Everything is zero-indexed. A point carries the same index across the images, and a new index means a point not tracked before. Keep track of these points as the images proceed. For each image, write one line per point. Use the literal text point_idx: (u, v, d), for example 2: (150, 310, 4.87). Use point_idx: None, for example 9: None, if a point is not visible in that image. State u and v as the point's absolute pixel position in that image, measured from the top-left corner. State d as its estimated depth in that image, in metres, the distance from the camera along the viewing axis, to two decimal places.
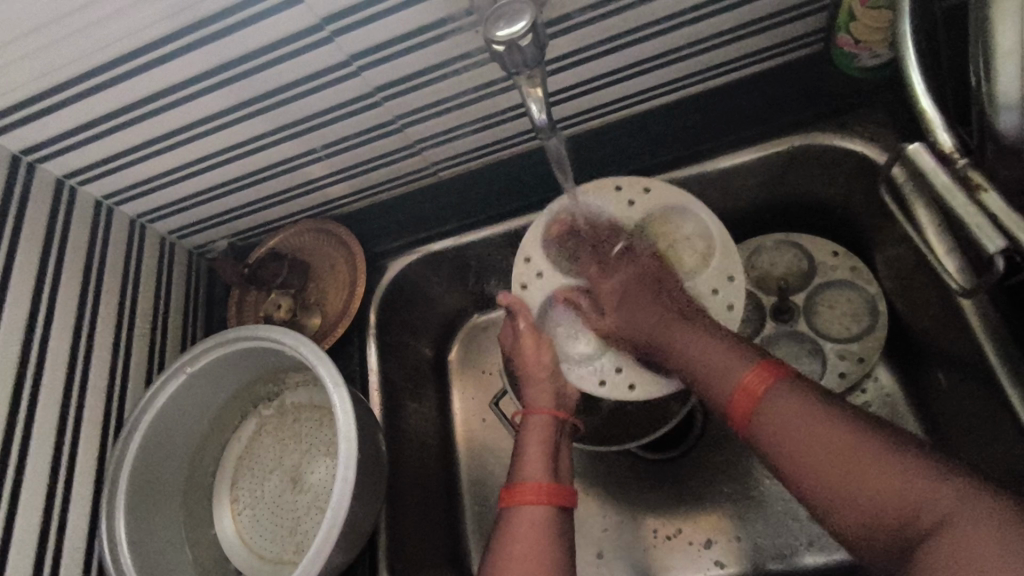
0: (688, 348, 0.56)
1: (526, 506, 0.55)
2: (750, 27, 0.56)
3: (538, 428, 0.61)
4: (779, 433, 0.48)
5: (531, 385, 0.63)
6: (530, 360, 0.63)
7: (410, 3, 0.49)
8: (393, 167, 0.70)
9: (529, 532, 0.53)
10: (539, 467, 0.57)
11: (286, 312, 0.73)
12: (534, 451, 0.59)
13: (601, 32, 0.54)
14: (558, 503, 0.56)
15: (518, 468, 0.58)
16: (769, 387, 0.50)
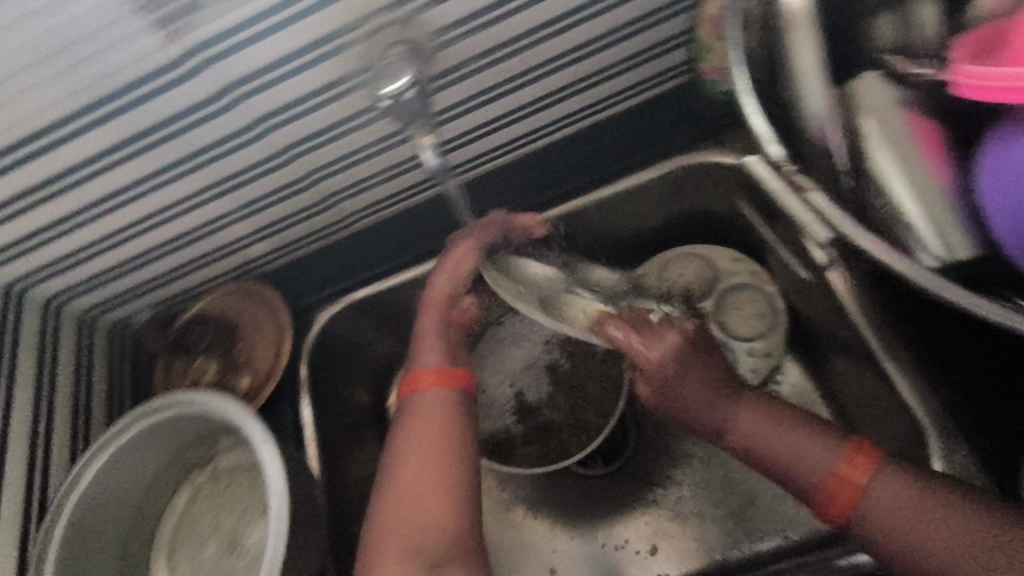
0: (764, 432, 0.51)
1: (424, 395, 0.54)
2: (624, 64, 0.62)
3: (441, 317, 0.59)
4: (893, 525, 0.44)
5: (436, 281, 0.61)
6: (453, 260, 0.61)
7: (302, 69, 0.53)
8: (310, 222, 0.72)
9: (430, 414, 0.53)
10: (438, 356, 0.56)
11: (214, 375, 0.73)
12: (438, 338, 0.58)
13: (487, 80, 0.58)
14: (456, 384, 0.55)
15: (425, 357, 0.57)
16: (867, 479, 0.46)
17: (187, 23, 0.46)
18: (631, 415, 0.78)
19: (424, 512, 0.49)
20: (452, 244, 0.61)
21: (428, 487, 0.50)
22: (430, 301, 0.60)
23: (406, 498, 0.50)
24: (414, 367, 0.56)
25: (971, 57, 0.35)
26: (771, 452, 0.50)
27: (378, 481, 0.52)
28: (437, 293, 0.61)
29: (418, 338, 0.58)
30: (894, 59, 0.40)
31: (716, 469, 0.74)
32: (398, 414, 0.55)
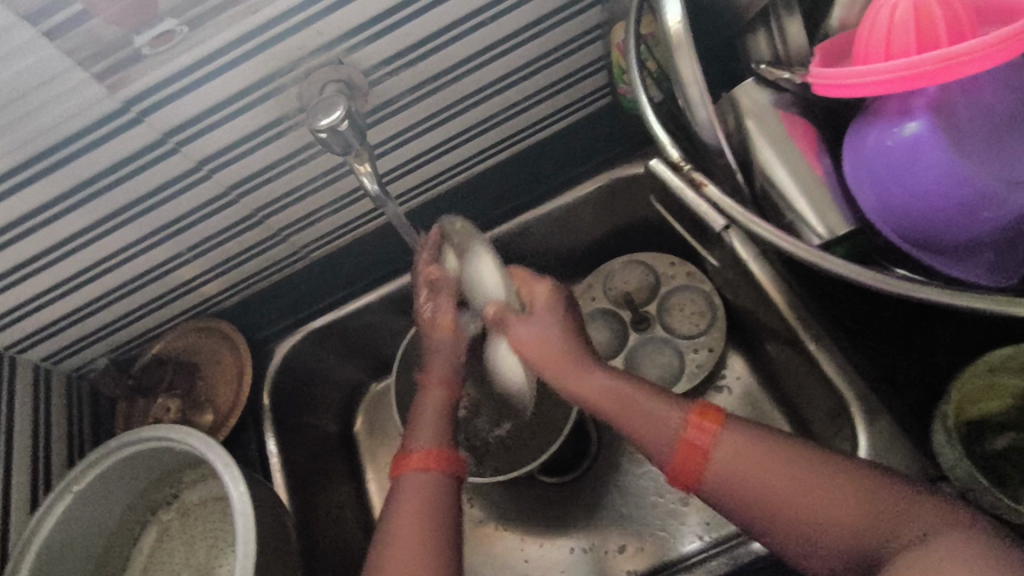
0: (617, 400, 0.52)
1: (417, 486, 0.51)
2: (550, 88, 0.67)
3: (440, 390, 0.59)
4: (737, 477, 0.46)
5: (436, 353, 0.61)
6: (449, 316, 0.62)
7: (244, 111, 0.56)
8: (264, 257, 0.74)
9: (420, 500, 0.50)
10: (431, 434, 0.54)
11: (176, 414, 0.74)
12: (440, 415, 0.56)
13: (424, 110, 0.63)
14: (448, 467, 0.52)
15: (423, 439, 0.54)
16: (715, 437, 0.48)
17: (129, 72, 0.49)
18: (589, 419, 0.80)
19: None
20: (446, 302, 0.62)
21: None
22: (432, 373, 0.60)
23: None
24: (408, 450, 0.53)
25: (820, 65, 0.41)
26: (620, 418, 0.51)
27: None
28: (438, 363, 0.60)
29: (419, 408, 0.57)
30: (766, 66, 0.45)
31: None
32: (389, 506, 0.51)
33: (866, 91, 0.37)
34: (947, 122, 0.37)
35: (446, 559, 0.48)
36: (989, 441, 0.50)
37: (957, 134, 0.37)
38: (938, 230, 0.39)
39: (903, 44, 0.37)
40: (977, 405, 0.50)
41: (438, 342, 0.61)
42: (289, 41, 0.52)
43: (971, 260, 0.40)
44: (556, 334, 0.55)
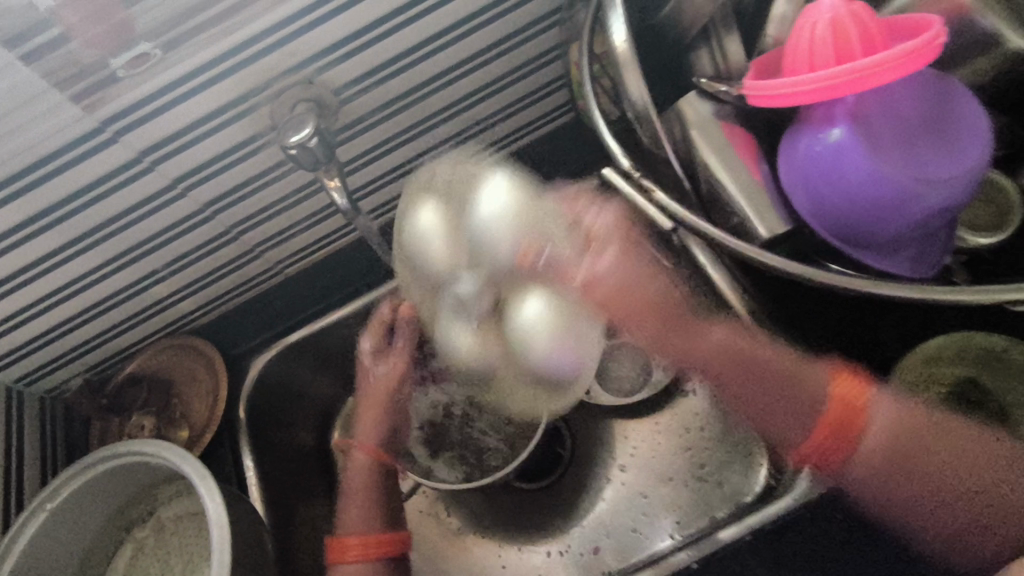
0: (770, 369, 0.55)
1: (354, 564, 0.62)
2: (513, 106, 0.71)
3: (372, 465, 0.69)
4: (886, 451, 0.52)
5: (362, 432, 0.71)
6: (380, 390, 0.73)
7: (218, 129, 0.58)
8: (238, 274, 0.76)
9: None
10: (361, 518, 0.65)
11: (151, 431, 0.75)
12: (373, 491, 0.67)
13: (391, 129, 0.66)
14: (382, 549, 0.63)
15: (357, 518, 0.65)
16: (868, 408, 0.51)
17: (104, 94, 0.51)
18: (563, 424, 0.82)
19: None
20: (392, 367, 0.73)
21: None
22: (362, 450, 0.70)
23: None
24: (342, 532, 0.64)
25: (753, 79, 0.44)
26: (779, 389, 0.54)
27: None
28: (369, 437, 0.71)
29: (348, 489, 0.68)
30: (706, 79, 0.47)
31: (647, 465, 0.79)
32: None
33: (793, 101, 0.41)
34: (865, 127, 0.41)
35: None
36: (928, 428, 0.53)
37: (874, 138, 0.41)
38: (864, 227, 0.43)
39: (824, 58, 0.41)
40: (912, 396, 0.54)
41: (371, 415, 0.72)
42: (259, 63, 0.54)
43: (894, 255, 0.44)
44: (654, 296, 0.57)
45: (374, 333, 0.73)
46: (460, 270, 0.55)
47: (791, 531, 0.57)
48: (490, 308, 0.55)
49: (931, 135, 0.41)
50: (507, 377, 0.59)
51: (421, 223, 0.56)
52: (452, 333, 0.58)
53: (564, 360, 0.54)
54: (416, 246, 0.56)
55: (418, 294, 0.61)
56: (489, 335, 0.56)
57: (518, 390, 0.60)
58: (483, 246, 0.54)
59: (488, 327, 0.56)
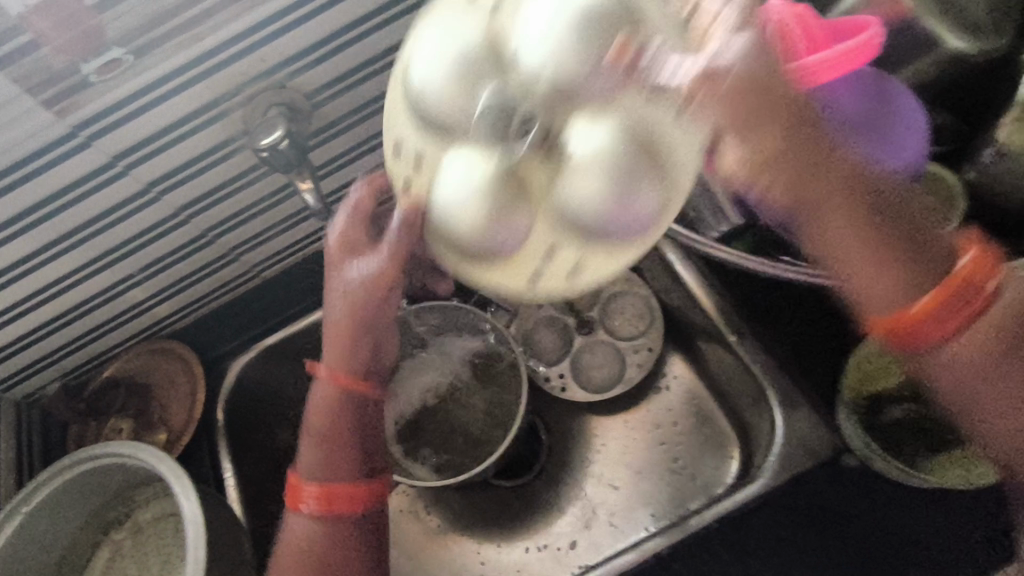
0: (885, 214, 0.39)
1: (315, 523, 0.52)
2: None
3: (343, 403, 0.52)
4: (1003, 332, 0.38)
5: (330, 354, 0.51)
6: (356, 295, 0.49)
7: (192, 133, 0.59)
8: (215, 277, 0.76)
9: (303, 543, 0.52)
10: (317, 466, 0.53)
11: (129, 435, 0.75)
12: (340, 439, 0.52)
13: (364, 132, 0.67)
14: (339, 509, 0.52)
15: (322, 469, 0.53)
16: (992, 276, 0.38)
17: (76, 99, 0.52)
18: (539, 423, 0.83)
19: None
20: (366, 260, 0.48)
21: None
22: (329, 381, 0.52)
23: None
24: (302, 483, 0.53)
25: None
26: (882, 239, 0.38)
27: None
28: (337, 367, 0.52)
29: (309, 433, 0.53)
30: None
31: (623, 460, 0.80)
32: (281, 539, 0.54)
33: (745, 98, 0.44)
34: None
35: None
36: (886, 415, 0.53)
37: None
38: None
39: None
40: (871, 384, 0.54)
41: (335, 332, 0.50)
42: (231, 68, 0.55)
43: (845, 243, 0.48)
44: (794, 91, 0.37)
45: (348, 213, 0.50)
46: (477, 101, 0.40)
47: (755, 518, 0.55)
48: (532, 135, 0.40)
49: (876, 132, 0.44)
50: (537, 238, 0.41)
51: (420, 72, 0.40)
52: (441, 180, 0.41)
53: (635, 211, 0.38)
54: (419, 97, 0.40)
55: (404, 156, 0.43)
56: (510, 184, 0.40)
57: (536, 269, 0.41)
58: (529, 51, 0.38)
59: (513, 172, 0.40)
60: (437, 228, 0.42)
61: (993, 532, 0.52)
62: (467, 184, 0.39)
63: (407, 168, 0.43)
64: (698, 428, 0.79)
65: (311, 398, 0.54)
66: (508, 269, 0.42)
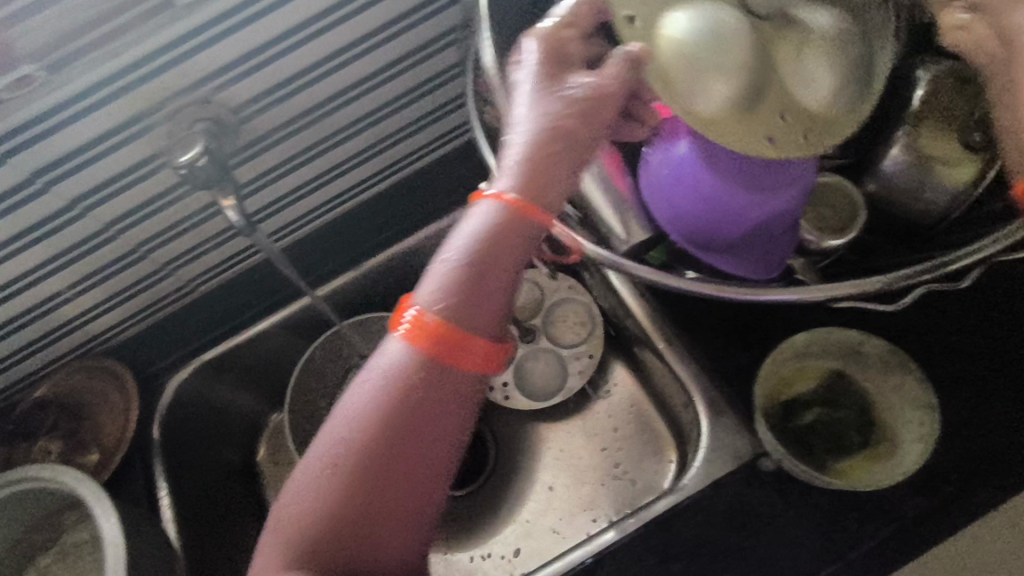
0: None
1: (424, 385, 0.37)
2: (420, 122, 0.74)
3: (521, 239, 0.39)
4: None
5: (523, 165, 0.39)
6: (581, 106, 0.40)
7: (115, 148, 0.58)
8: (150, 292, 0.74)
9: (403, 393, 0.37)
10: (457, 296, 0.38)
11: (59, 456, 0.74)
12: (499, 277, 0.39)
13: (297, 145, 0.66)
14: (466, 365, 0.38)
15: (462, 308, 0.38)
16: None
17: None
18: (489, 432, 0.84)
19: (389, 531, 0.37)
20: (610, 65, 0.40)
21: (371, 507, 0.37)
22: (518, 195, 0.39)
23: (361, 517, 0.37)
24: (430, 313, 0.38)
25: None
26: None
27: (302, 488, 0.37)
28: (525, 178, 0.39)
29: (466, 262, 0.38)
30: None
31: (567, 466, 0.81)
32: (364, 379, 0.38)
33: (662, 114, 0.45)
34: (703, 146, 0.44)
35: (423, 486, 0.38)
36: (803, 415, 0.56)
37: (711, 155, 0.44)
38: (714, 237, 0.48)
39: None
40: (789, 387, 0.57)
41: (535, 139, 0.39)
42: (152, 83, 0.54)
43: (740, 259, 0.49)
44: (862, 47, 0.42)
45: (566, 21, 0.42)
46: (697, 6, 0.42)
47: (678, 522, 0.55)
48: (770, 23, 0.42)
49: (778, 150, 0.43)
50: (765, 108, 0.42)
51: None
52: (676, 31, 0.41)
53: (826, 85, 0.42)
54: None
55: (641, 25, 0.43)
56: (764, 40, 0.42)
57: (765, 133, 0.42)
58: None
59: (757, 28, 0.42)
60: (664, 82, 0.42)
61: (902, 524, 0.51)
62: (688, 40, 0.41)
63: (634, 29, 0.44)
64: (638, 432, 0.80)
65: (475, 221, 0.39)
66: (740, 121, 0.42)
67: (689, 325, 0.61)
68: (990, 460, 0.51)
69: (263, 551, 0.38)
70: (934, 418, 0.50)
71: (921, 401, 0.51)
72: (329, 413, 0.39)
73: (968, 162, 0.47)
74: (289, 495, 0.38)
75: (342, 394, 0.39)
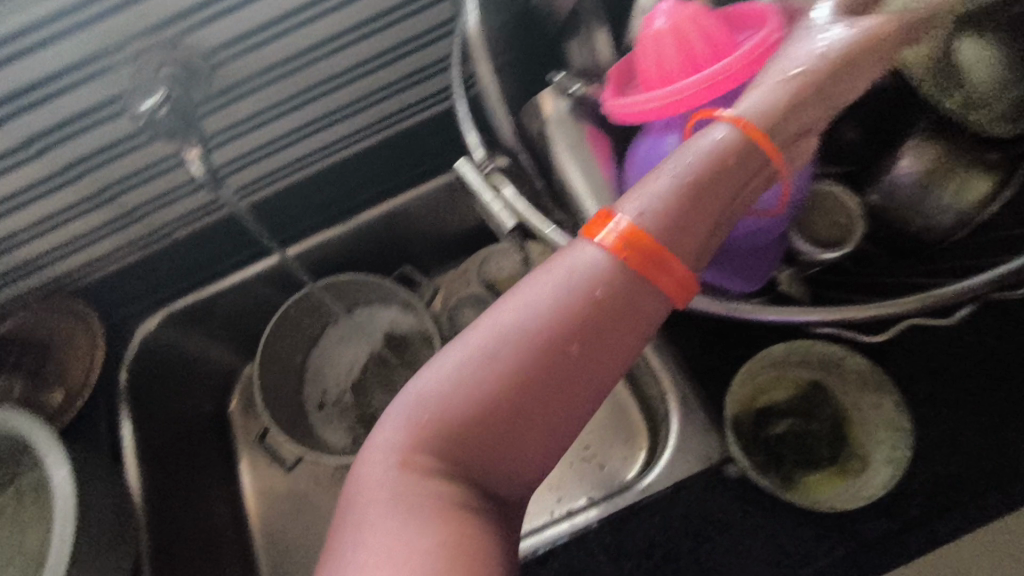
0: None
1: (610, 306, 0.33)
2: (414, 77, 0.69)
3: (754, 171, 0.35)
4: None
5: (767, 106, 0.35)
6: (834, 58, 0.36)
7: (74, 86, 0.54)
8: (120, 236, 0.70)
9: (587, 305, 0.33)
10: (677, 213, 0.34)
11: (21, 396, 0.70)
12: (718, 213, 0.34)
13: (276, 95, 0.62)
14: (658, 292, 0.34)
15: (671, 230, 0.33)
16: None
17: None
18: None
19: (518, 455, 0.34)
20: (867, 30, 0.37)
21: (513, 421, 0.33)
22: (758, 132, 0.35)
23: (499, 430, 0.33)
24: (640, 221, 0.33)
25: (613, 91, 0.45)
26: None
27: (442, 377, 0.33)
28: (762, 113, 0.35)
29: (698, 181, 0.34)
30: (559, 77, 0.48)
31: None
32: (551, 276, 0.34)
33: (641, 119, 0.42)
34: None
35: (568, 416, 0.34)
36: (775, 425, 0.54)
37: None
38: None
39: (672, 67, 0.43)
40: (766, 394, 0.55)
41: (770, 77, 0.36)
42: (113, 22, 0.51)
43: (723, 267, 0.46)
44: None
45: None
46: None
47: (634, 522, 0.54)
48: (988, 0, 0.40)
49: None
50: None
51: None
52: None
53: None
54: None
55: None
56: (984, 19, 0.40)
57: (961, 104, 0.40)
58: None
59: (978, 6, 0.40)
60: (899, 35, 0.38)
61: (854, 548, 0.50)
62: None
63: None
64: (613, 416, 0.79)
65: (714, 139, 0.35)
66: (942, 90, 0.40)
67: (674, 331, 0.59)
68: (956, 492, 0.50)
69: (391, 428, 0.34)
70: (906, 444, 0.48)
71: (895, 423, 0.49)
72: (487, 309, 0.34)
73: (980, 179, 0.44)
74: (425, 379, 0.34)
75: (513, 287, 0.34)
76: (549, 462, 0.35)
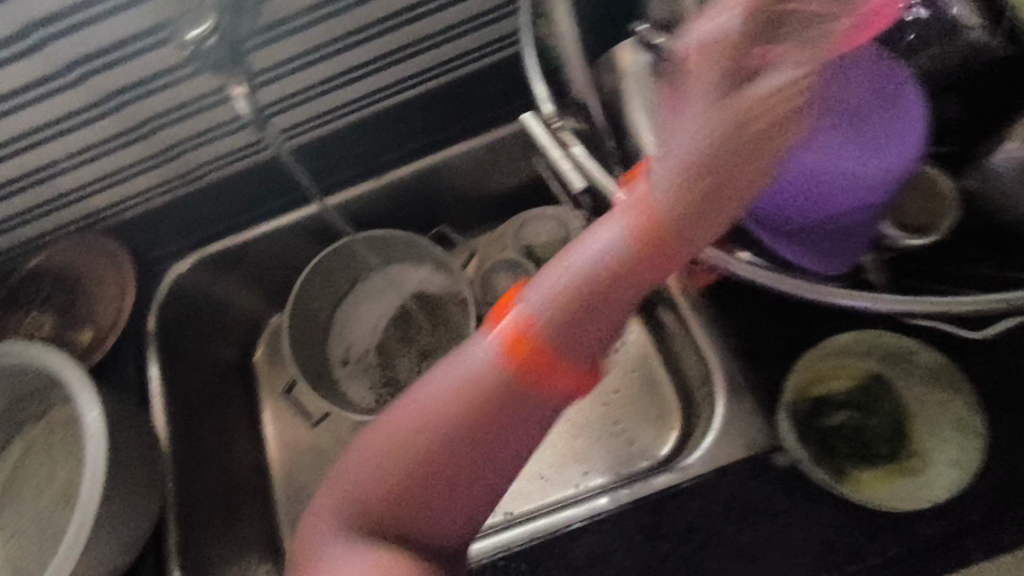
0: None
1: (528, 376, 0.33)
2: (466, 25, 0.65)
3: (652, 267, 0.32)
4: None
5: (672, 193, 0.31)
6: (765, 123, 0.30)
7: (124, 7, 0.52)
8: (153, 173, 0.68)
9: (479, 404, 0.33)
10: (565, 320, 0.32)
11: (51, 330, 0.69)
12: (614, 312, 0.33)
13: (326, 32, 0.60)
14: (552, 387, 0.34)
15: (565, 333, 0.32)
16: None
17: None
18: None
19: (439, 521, 0.35)
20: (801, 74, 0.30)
21: (426, 498, 0.34)
22: (658, 225, 0.32)
23: (418, 503, 0.34)
24: (530, 326, 0.32)
25: None
26: None
27: (360, 462, 0.35)
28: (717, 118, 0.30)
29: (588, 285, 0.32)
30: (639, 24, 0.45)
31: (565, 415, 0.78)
32: (448, 371, 0.34)
33: None
34: None
35: (476, 492, 0.35)
36: (829, 416, 0.52)
37: None
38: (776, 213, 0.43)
39: None
40: (822, 383, 0.52)
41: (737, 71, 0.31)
42: None
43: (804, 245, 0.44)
44: None
45: None
46: None
47: (674, 503, 0.52)
48: None
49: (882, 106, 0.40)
50: None
51: None
52: None
53: None
54: None
55: None
56: None
57: None
58: None
59: None
60: None
61: (908, 548, 0.47)
62: None
63: None
64: (646, 393, 0.77)
65: (605, 237, 0.32)
66: None
67: (730, 309, 0.56)
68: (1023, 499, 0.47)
69: (324, 507, 0.36)
70: (980, 446, 0.47)
71: (966, 423, 0.48)
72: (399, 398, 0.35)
73: None
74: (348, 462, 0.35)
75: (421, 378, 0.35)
76: (472, 526, 0.36)
